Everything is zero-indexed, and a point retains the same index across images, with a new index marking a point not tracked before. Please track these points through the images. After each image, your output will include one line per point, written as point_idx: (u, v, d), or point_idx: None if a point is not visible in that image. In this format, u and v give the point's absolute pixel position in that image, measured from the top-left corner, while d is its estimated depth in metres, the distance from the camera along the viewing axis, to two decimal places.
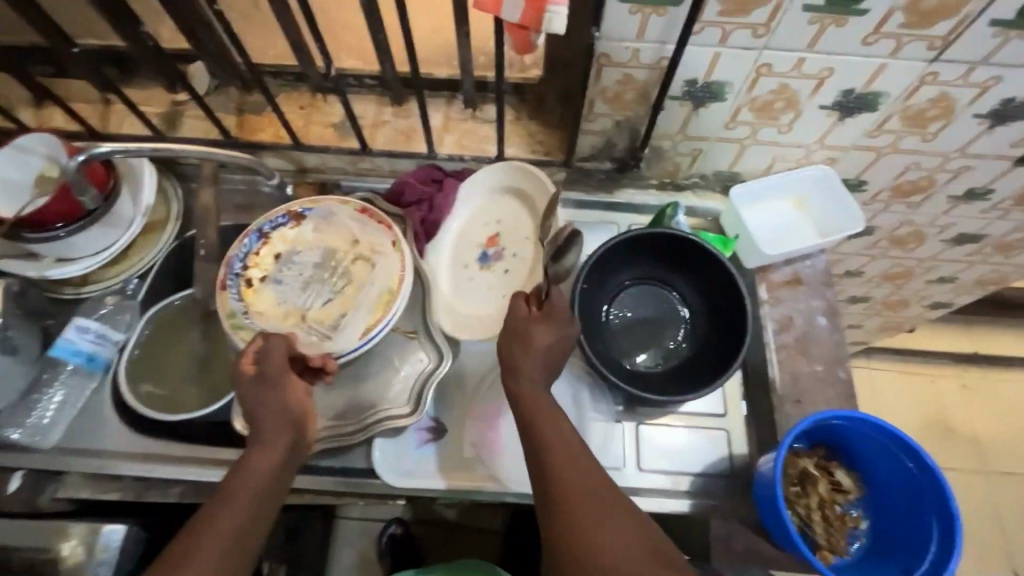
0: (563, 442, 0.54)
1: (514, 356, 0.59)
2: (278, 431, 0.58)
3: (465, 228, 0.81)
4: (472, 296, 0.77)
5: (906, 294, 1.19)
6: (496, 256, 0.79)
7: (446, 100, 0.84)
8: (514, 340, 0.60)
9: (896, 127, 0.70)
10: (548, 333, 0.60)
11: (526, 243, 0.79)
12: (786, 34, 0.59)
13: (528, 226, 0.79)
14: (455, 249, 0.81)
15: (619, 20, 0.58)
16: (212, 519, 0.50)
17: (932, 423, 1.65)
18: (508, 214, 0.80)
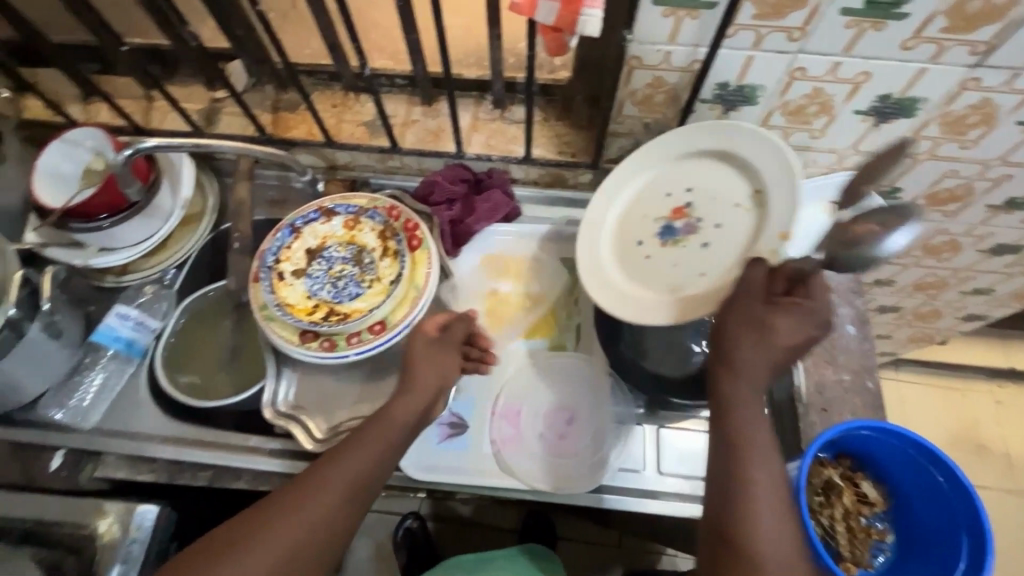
0: (756, 444, 0.51)
1: (740, 343, 0.54)
2: (426, 393, 0.62)
3: (627, 211, 0.72)
4: (657, 279, 0.66)
5: (939, 304, 1.16)
6: (686, 229, 0.67)
7: (474, 101, 0.85)
8: (751, 328, 0.54)
9: (934, 133, 0.68)
10: (792, 335, 0.53)
11: (736, 211, 0.65)
12: (822, 38, 0.58)
13: (733, 190, 0.66)
14: (620, 225, 0.72)
15: (652, 23, 0.58)
16: (329, 479, 0.54)
17: (962, 439, 1.60)
18: (720, 184, 0.67)
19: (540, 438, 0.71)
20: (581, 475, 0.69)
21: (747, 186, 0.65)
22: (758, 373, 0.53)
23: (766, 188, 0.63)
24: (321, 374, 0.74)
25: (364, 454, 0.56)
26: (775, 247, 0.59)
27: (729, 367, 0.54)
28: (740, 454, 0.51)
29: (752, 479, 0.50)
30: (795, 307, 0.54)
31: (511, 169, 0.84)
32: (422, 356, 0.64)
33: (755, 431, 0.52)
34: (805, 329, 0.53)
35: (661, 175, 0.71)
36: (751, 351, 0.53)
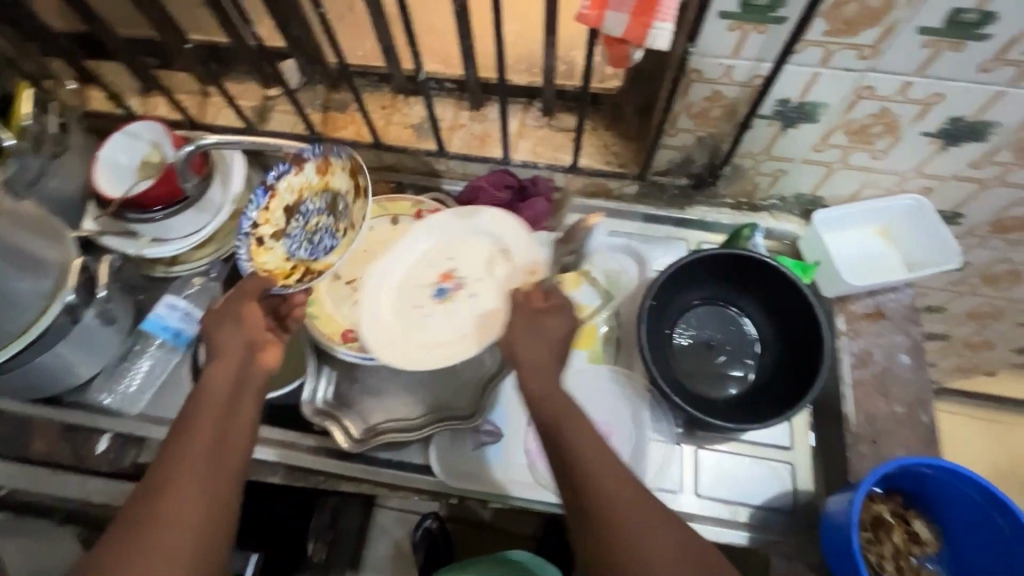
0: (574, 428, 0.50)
1: (518, 347, 0.56)
2: (229, 351, 0.56)
3: (408, 272, 0.75)
4: (429, 329, 0.71)
5: (992, 335, 1.11)
6: (456, 289, 0.73)
7: (523, 107, 0.85)
8: (524, 331, 0.57)
9: (1006, 159, 0.65)
10: (560, 326, 0.57)
11: (491, 267, 0.73)
12: (895, 57, 0.56)
13: (461, 254, 0.75)
14: (401, 289, 0.74)
15: (716, 35, 0.57)
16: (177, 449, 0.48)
17: (1005, 475, 1.53)
18: (473, 251, 0.75)
19: None
20: None
21: (494, 245, 0.74)
22: (539, 364, 0.55)
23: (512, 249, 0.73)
24: (360, 374, 0.75)
25: (212, 414, 0.51)
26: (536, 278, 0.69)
27: (527, 369, 0.55)
28: (573, 446, 0.49)
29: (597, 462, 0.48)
30: (554, 305, 0.59)
31: (555, 177, 0.84)
32: (219, 330, 0.58)
33: (566, 415, 0.51)
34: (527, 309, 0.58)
35: (442, 244, 0.75)
36: (535, 352, 0.55)
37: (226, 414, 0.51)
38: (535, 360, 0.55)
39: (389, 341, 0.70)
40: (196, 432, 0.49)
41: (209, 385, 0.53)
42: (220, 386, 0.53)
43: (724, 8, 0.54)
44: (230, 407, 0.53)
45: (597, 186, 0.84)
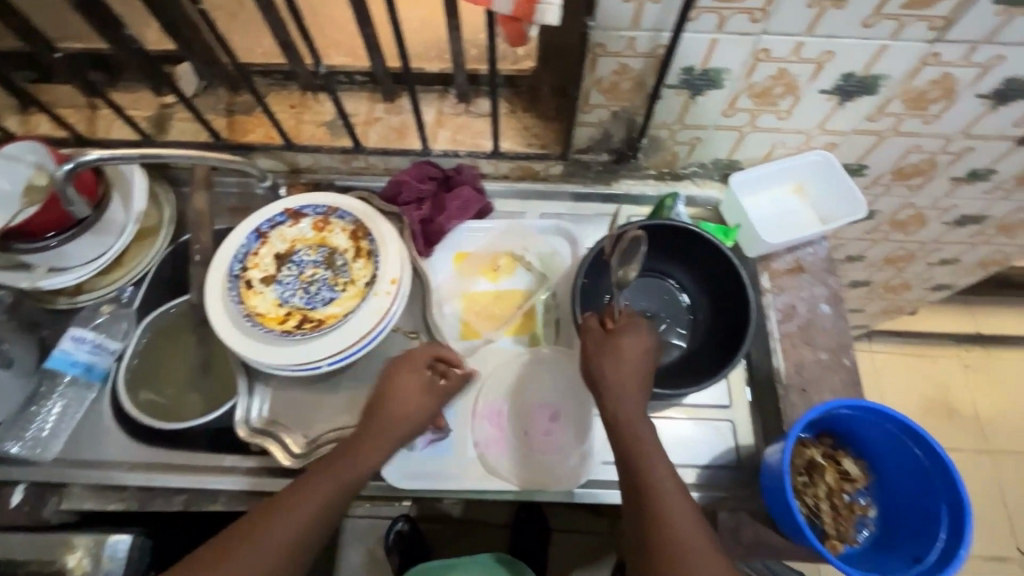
0: (661, 474, 0.55)
1: (603, 373, 0.60)
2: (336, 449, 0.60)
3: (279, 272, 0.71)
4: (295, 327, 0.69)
5: (908, 277, 1.18)
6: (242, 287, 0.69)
7: (438, 95, 0.83)
8: (601, 357, 0.61)
9: (897, 109, 0.69)
10: (635, 346, 0.61)
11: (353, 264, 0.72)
12: (784, 18, 0.57)
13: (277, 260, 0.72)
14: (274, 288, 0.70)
15: (613, 7, 0.57)
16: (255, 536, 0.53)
17: (934, 404, 1.66)
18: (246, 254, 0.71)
19: (524, 436, 0.71)
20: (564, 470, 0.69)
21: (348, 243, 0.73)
22: (629, 392, 0.59)
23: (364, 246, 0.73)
24: (295, 386, 0.72)
25: (319, 497, 0.56)
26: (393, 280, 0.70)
27: (606, 396, 0.59)
28: (650, 488, 0.54)
29: (664, 503, 0.53)
30: (622, 327, 0.62)
31: (479, 164, 0.83)
32: (398, 404, 0.63)
33: (653, 451, 0.56)
34: (642, 339, 0.61)
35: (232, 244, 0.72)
36: (615, 377, 0.59)
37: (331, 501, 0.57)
38: (620, 384, 0.59)
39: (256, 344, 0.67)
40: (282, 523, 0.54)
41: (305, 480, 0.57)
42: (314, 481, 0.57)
43: None
44: (312, 499, 0.56)
45: (523, 169, 0.83)
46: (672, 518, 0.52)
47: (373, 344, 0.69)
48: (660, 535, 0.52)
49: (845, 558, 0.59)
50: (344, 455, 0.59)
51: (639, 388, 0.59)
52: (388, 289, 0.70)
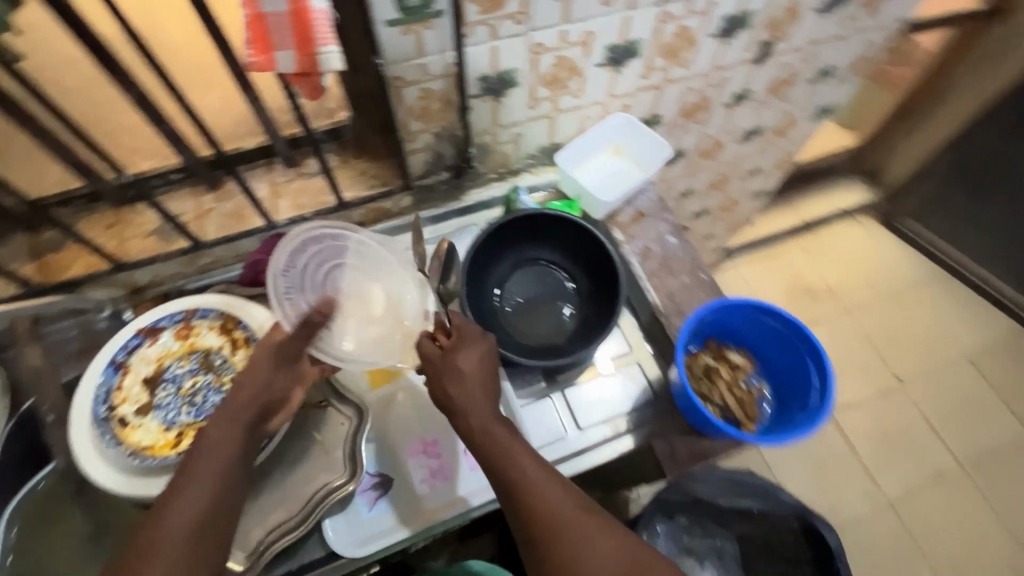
0: (535, 477, 0.55)
1: (449, 399, 0.60)
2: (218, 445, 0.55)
3: (159, 395, 0.65)
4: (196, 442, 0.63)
5: (733, 195, 1.38)
6: (119, 428, 0.62)
7: (266, 168, 0.82)
8: (444, 380, 0.61)
9: (660, 63, 0.82)
10: (472, 359, 0.62)
11: (238, 357, 0.68)
12: (541, 15, 0.66)
13: (153, 383, 0.66)
14: (160, 414, 0.64)
15: (394, 42, 0.61)
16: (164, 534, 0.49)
17: (796, 290, 1.93)
18: (115, 390, 0.64)
19: (466, 454, 0.71)
20: None
21: (223, 339, 0.69)
22: (478, 403, 0.59)
23: (243, 336, 0.69)
24: None
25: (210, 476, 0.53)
26: None
27: (456, 414, 0.59)
28: (524, 499, 0.54)
29: (533, 497, 0.54)
30: (456, 343, 0.63)
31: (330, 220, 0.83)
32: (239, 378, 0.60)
33: (514, 454, 0.56)
34: (476, 352, 0.62)
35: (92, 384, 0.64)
36: (462, 400, 0.59)
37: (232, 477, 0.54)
38: (471, 403, 0.59)
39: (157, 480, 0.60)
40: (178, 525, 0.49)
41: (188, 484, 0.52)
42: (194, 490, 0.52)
43: (387, 17, 0.58)
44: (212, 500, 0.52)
45: (375, 210, 0.85)
46: (553, 516, 0.53)
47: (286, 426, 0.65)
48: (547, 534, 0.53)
49: (760, 432, 0.68)
50: (210, 436, 0.55)
51: (485, 401, 0.59)
52: None
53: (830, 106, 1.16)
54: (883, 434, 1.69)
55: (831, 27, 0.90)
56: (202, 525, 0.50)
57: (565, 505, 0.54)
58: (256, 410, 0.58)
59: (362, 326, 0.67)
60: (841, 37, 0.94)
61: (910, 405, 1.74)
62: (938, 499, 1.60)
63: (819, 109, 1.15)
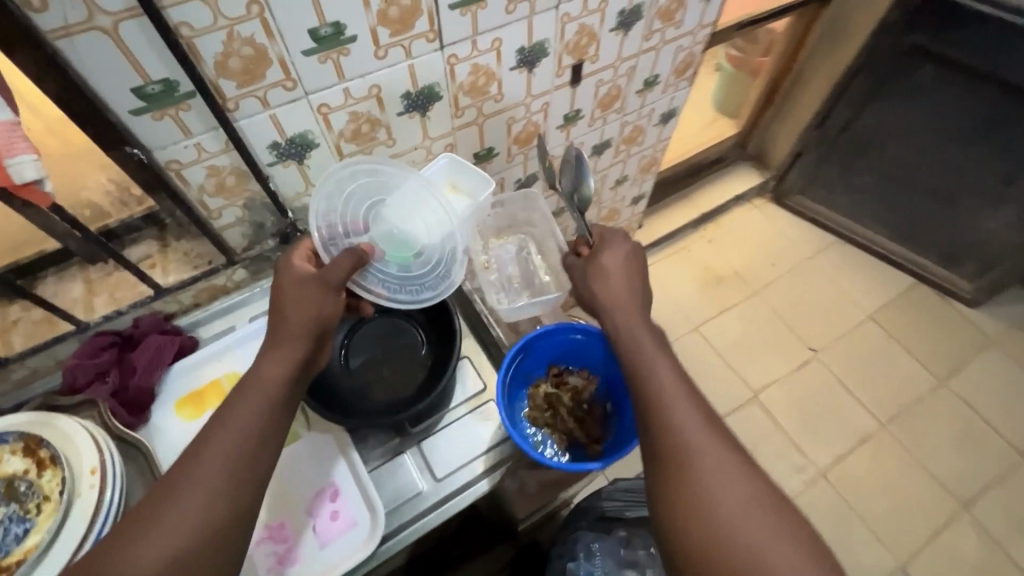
0: (669, 388, 0.61)
1: (594, 294, 0.74)
2: (292, 342, 0.63)
3: None
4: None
5: (610, 204, 1.41)
6: None
7: (79, 267, 0.78)
8: (593, 281, 0.74)
9: (468, 101, 0.83)
10: (614, 261, 0.75)
11: (42, 478, 0.63)
12: (311, 78, 0.65)
13: None
14: None
15: (151, 129, 0.60)
16: (202, 472, 0.54)
17: (706, 279, 1.99)
18: None
19: (314, 531, 0.68)
20: (365, 536, 0.67)
21: (26, 461, 0.64)
22: (623, 304, 0.71)
23: (48, 453, 0.64)
24: None
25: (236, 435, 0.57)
26: (93, 480, 0.63)
27: (607, 310, 0.72)
28: (660, 398, 0.60)
29: (658, 410, 0.60)
30: (598, 252, 0.77)
31: (154, 307, 0.80)
32: (287, 299, 0.64)
33: (652, 371, 0.63)
34: (619, 257, 0.75)
35: None
36: (605, 291, 0.72)
37: (264, 429, 0.58)
38: (613, 298, 0.72)
39: None
40: (201, 488, 0.54)
41: (235, 415, 0.58)
42: (243, 416, 0.58)
43: (129, 107, 0.56)
44: (245, 437, 0.57)
45: (207, 290, 0.83)
46: (672, 437, 0.58)
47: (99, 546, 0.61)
48: (678, 449, 0.57)
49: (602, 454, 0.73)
50: (257, 374, 0.61)
51: (629, 301, 0.71)
52: (90, 481, 0.63)
53: (672, 110, 1.21)
54: (804, 405, 1.74)
55: (635, 41, 0.94)
56: (234, 474, 0.55)
57: (695, 428, 0.58)
58: (308, 343, 0.64)
59: (339, 211, 0.74)
60: (652, 49, 0.98)
61: (825, 372, 1.80)
62: (865, 460, 1.65)
63: (662, 114, 1.19)
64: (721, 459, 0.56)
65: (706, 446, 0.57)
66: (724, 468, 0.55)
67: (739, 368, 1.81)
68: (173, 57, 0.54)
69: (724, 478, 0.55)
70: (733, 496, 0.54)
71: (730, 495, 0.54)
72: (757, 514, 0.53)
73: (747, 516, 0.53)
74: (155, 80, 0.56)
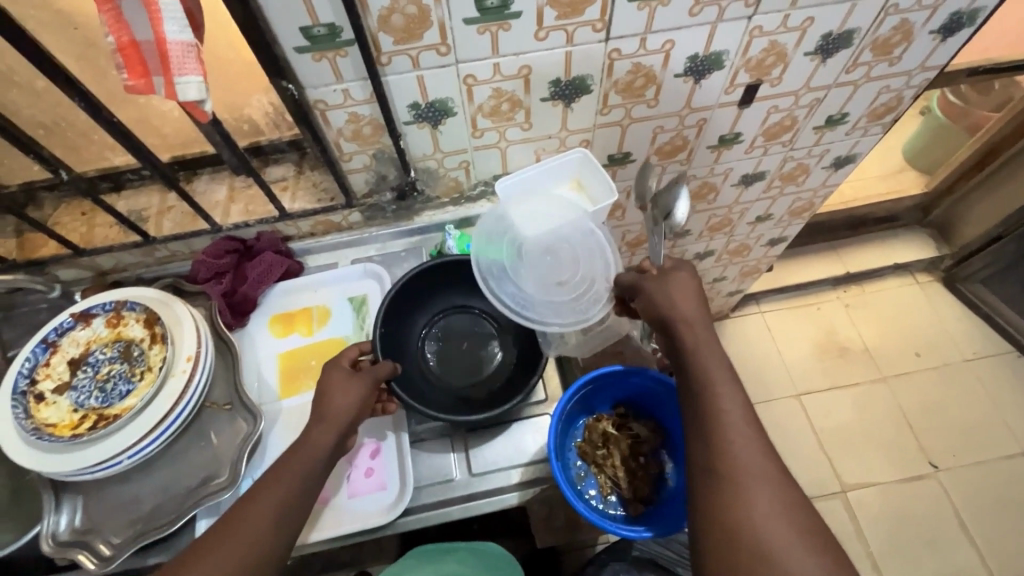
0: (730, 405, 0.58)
1: (662, 306, 0.65)
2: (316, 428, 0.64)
3: (76, 377, 0.71)
4: (93, 427, 0.67)
5: (742, 239, 1.27)
6: (35, 400, 0.69)
7: (228, 173, 0.86)
8: (660, 292, 0.65)
9: (618, 100, 0.77)
10: (689, 281, 0.66)
11: (151, 350, 0.72)
12: (466, 47, 0.64)
13: (75, 364, 0.72)
14: (72, 395, 0.70)
15: (310, 68, 0.62)
16: (242, 521, 0.57)
17: (827, 346, 1.76)
18: (39, 367, 0.71)
19: (348, 482, 0.70)
20: (389, 504, 0.69)
21: (143, 332, 0.73)
22: (696, 319, 0.63)
23: (159, 332, 0.72)
24: (110, 485, 0.70)
25: (271, 508, 0.58)
26: (186, 369, 0.70)
27: (673, 325, 0.63)
28: (718, 412, 0.57)
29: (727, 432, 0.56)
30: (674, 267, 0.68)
31: (276, 228, 0.86)
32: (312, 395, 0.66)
33: (720, 393, 0.58)
34: (693, 276, 0.66)
35: (22, 359, 0.71)
36: (676, 307, 0.64)
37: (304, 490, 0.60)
38: (684, 314, 0.63)
39: (49, 453, 0.66)
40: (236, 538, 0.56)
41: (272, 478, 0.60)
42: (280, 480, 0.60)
43: (295, 44, 0.59)
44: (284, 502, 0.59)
45: (323, 223, 0.87)
46: (737, 460, 0.54)
47: (176, 426, 0.69)
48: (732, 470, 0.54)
49: (642, 518, 0.68)
50: (305, 440, 0.63)
51: (703, 320, 0.63)
52: (183, 368, 0.70)
53: (851, 156, 1.04)
54: (900, 523, 1.49)
55: (833, 72, 0.80)
56: (274, 525, 0.58)
57: (752, 446, 0.55)
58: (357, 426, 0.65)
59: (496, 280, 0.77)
60: (850, 84, 0.84)
61: (940, 496, 1.53)
62: None
63: (836, 157, 1.03)
64: (781, 492, 0.53)
65: (760, 466, 0.54)
66: (775, 486, 0.53)
67: (833, 455, 1.59)
68: (342, 5, 0.55)
69: (773, 498, 0.52)
70: (780, 513, 0.52)
71: (788, 524, 0.51)
72: (807, 541, 0.50)
73: (790, 541, 0.50)
74: (322, 23, 0.57)
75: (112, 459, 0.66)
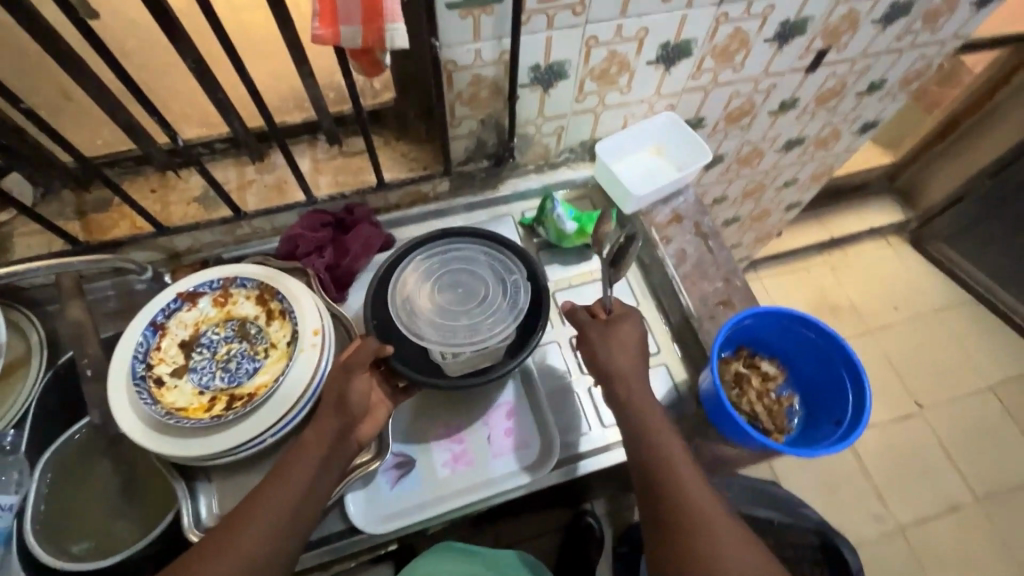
0: (674, 451, 0.61)
1: (607, 358, 0.66)
2: (318, 436, 0.59)
3: (194, 360, 0.67)
4: (227, 411, 0.63)
5: (766, 204, 1.37)
6: (153, 386, 0.64)
7: (308, 144, 0.84)
8: (597, 344, 0.68)
9: (710, 65, 0.81)
10: (632, 332, 0.68)
11: (271, 327, 0.69)
12: (600, 8, 0.65)
13: (190, 347, 0.67)
14: (193, 378, 0.66)
15: (453, 25, 0.61)
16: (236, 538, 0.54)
17: (820, 306, 1.91)
18: (150, 351, 0.66)
19: (489, 442, 0.71)
20: (534, 458, 0.70)
21: (254, 309, 0.70)
22: (636, 368, 0.66)
23: (277, 309, 0.69)
24: (245, 468, 0.66)
25: (270, 526, 0.55)
26: (314, 343, 0.66)
27: (611, 380, 0.66)
28: (665, 461, 0.61)
29: (682, 483, 0.59)
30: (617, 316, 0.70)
31: (367, 200, 0.83)
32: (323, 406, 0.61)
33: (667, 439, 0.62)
34: (638, 326, 0.69)
35: (129, 342, 0.66)
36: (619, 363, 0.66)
37: (307, 498, 0.57)
38: (622, 368, 0.66)
39: (182, 440, 0.61)
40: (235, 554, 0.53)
41: (280, 485, 0.57)
42: (288, 487, 0.57)
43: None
44: (293, 515, 0.56)
45: (412, 194, 0.86)
46: (695, 510, 0.58)
47: (315, 403, 0.65)
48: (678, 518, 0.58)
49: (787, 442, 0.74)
50: (304, 447, 0.59)
51: (638, 366, 0.66)
52: (312, 342, 0.66)
53: (875, 122, 1.14)
54: (896, 458, 1.67)
55: (887, 40, 0.88)
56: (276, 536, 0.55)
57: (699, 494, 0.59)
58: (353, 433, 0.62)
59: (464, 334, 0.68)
60: (897, 51, 0.92)
61: (927, 431, 1.71)
62: (948, 528, 1.58)
63: (865, 123, 1.12)
64: (732, 539, 0.57)
65: (708, 512, 0.58)
66: (725, 534, 0.57)
67: None
68: None
69: (727, 542, 0.57)
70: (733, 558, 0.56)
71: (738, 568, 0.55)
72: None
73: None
74: None
75: (255, 440, 0.62)
